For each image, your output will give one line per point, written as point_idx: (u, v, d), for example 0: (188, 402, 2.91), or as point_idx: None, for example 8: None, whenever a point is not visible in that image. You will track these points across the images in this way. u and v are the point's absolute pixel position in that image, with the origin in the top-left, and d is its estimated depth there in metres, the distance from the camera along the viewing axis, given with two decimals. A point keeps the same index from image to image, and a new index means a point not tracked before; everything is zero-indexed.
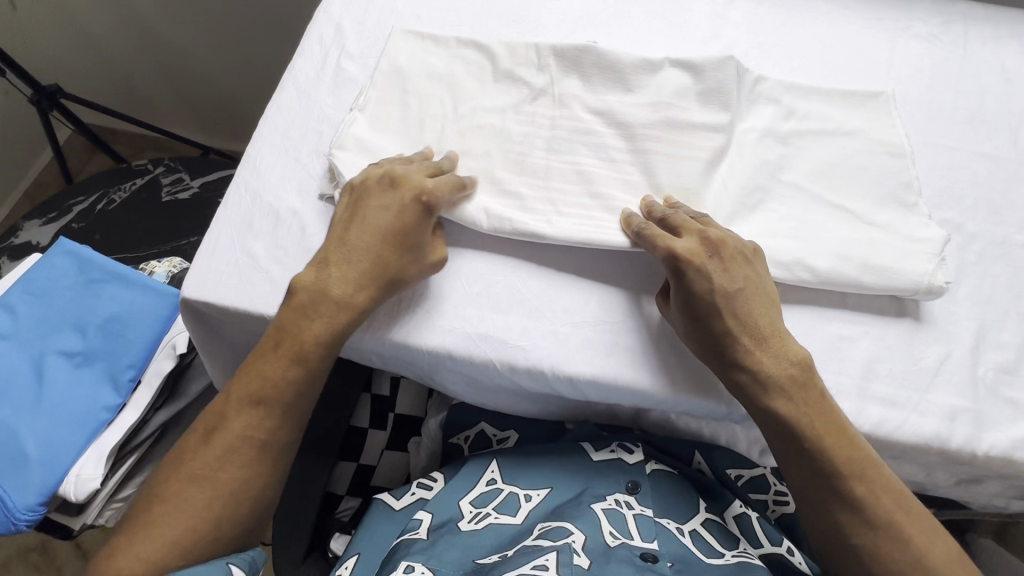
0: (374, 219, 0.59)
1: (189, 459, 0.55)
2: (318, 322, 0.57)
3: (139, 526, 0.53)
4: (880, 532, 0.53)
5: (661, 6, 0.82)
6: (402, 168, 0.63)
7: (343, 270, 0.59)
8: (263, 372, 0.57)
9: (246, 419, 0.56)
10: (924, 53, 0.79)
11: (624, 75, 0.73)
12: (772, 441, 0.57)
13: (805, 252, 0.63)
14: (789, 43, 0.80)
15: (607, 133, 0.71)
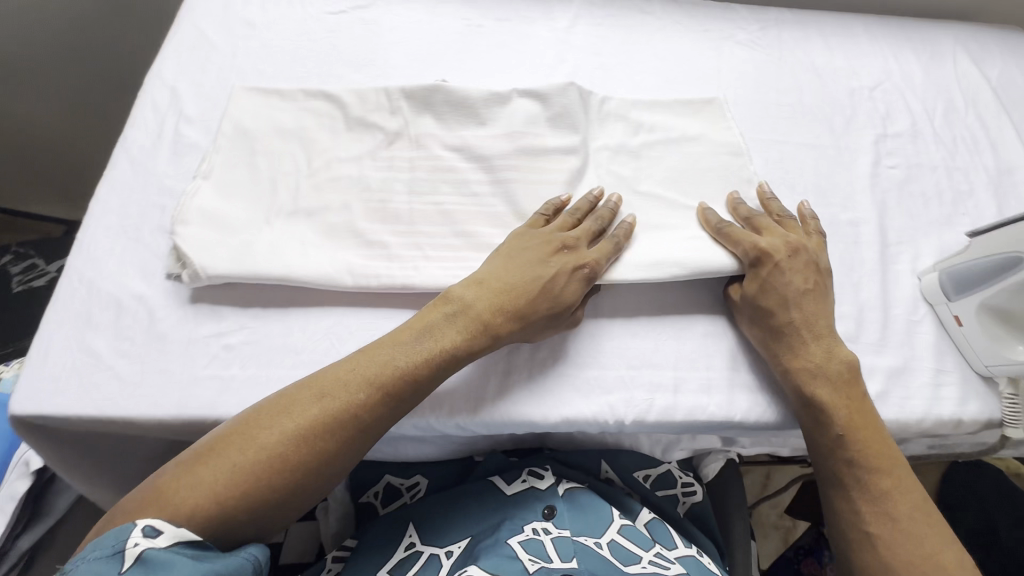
0: (533, 270, 0.60)
1: (289, 414, 0.50)
2: (451, 336, 0.56)
3: (208, 455, 0.47)
4: (894, 524, 0.54)
5: (510, 38, 0.85)
6: (569, 232, 0.63)
7: (463, 322, 0.57)
8: (387, 360, 0.54)
9: (354, 394, 0.52)
10: (746, 59, 0.88)
11: (477, 110, 0.74)
12: (806, 427, 0.60)
13: (676, 251, 0.65)
14: (630, 62, 0.85)
15: (466, 167, 0.71)
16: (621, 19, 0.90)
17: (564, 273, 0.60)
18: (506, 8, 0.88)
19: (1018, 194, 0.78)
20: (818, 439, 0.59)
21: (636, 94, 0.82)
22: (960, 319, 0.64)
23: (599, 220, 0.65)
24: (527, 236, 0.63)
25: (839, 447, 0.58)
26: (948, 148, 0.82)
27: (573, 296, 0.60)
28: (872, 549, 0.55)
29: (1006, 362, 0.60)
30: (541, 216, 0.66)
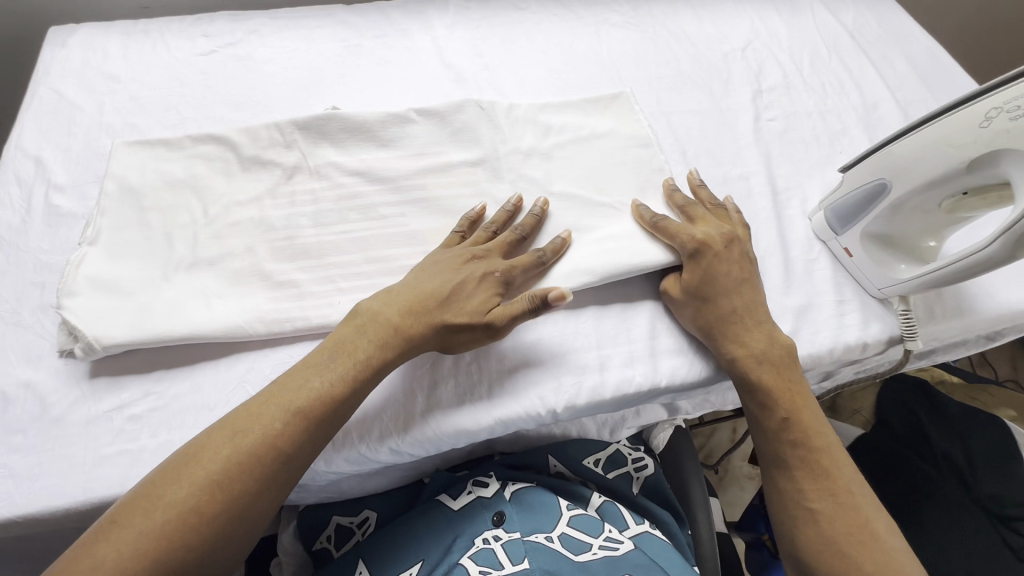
0: (442, 278, 0.60)
1: (200, 463, 0.48)
2: (364, 346, 0.55)
3: (112, 522, 0.45)
4: (835, 500, 0.57)
5: (391, 53, 0.85)
6: (485, 244, 0.64)
7: (380, 338, 0.56)
8: (303, 384, 0.53)
9: (268, 425, 0.50)
10: (624, 39, 0.91)
11: (372, 130, 0.73)
12: (753, 412, 0.63)
13: (586, 257, 0.65)
14: (514, 59, 0.86)
15: (371, 191, 0.70)
16: (498, 18, 0.91)
17: (474, 279, 0.61)
18: (382, 25, 0.88)
19: (886, 127, 0.84)
20: (765, 424, 0.62)
21: (524, 87, 0.83)
22: (847, 251, 0.67)
23: (519, 229, 0.66)
24: (444, 253, 0.63)
25: (785, 430, 0.60)
26: (819, 94, 0.87)
27: (483, 301, 0.59)
28: (818, 525, 0.57)
29: (893, 282, 0.64)
30: (459, 234, 0.66)
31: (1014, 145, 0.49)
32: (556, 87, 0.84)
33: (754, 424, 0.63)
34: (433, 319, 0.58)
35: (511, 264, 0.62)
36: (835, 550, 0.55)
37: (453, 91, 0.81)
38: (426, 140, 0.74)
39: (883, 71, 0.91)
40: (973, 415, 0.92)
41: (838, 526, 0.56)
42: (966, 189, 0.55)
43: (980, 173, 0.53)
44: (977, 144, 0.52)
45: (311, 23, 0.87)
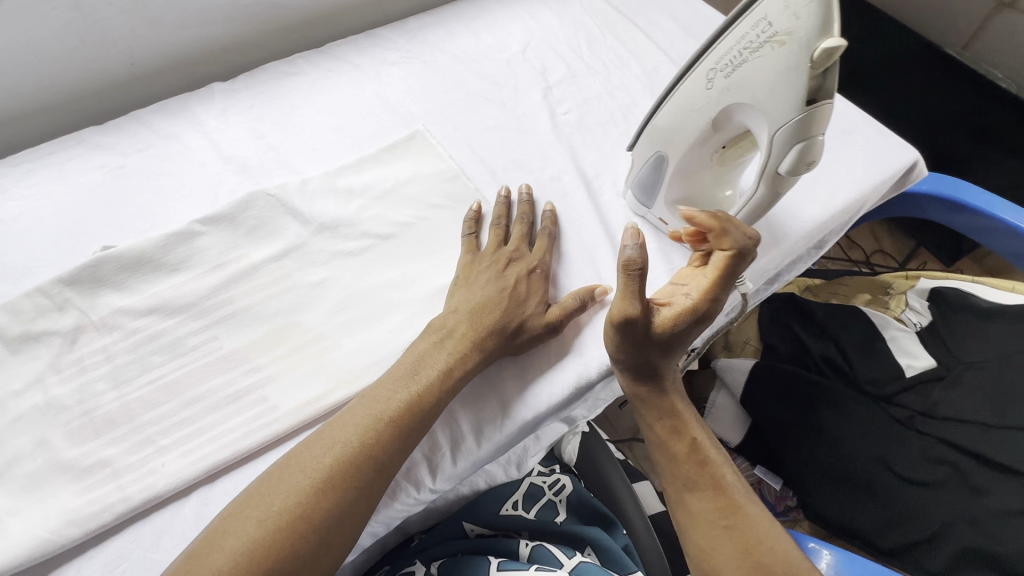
0: (496, 286, 0.64)
1: (302, 470, 0.52)
2: (443, 359, 0.59)
3: (217, 534, 0.49)
4: (738, 512, 0.60)
5: (162, 163, 0.78)
6: (510, 244, 0.69)
7: (459, 345, 0.60)
8: (388, 397, 0.56)
9: (363, 435, 0.54)
10: (406, 75, 0.89)
11: (157, 258, 0.66)
12: (664, 440, 0.65)
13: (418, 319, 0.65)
14: (299, 129, 0.82)
15: (171, 324, 0.63)
16: (271, 91, 0.86)
17: (522, 280, 0.65)
18: (144, 136, 0.80)
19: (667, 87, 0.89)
20: (675, 449, 0.64)
21: (316, 156, 0.79)
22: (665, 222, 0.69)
23: (524, 218, 0.71)
24: (476, 261, 0.67)
25: (694, 450, 0.63)
26: (603, 74, 0.90)
27: (539, 298, 0.65)
28: (728, 538, 0.59)
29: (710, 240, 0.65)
30: (471, 235, 0.69)
31: (736, 101, 0.51)
32: (348, 146, 0.80)
33: (660, 450, 0.65)
34: (507, 322, 0.62)
35: (539, 257, 0.68)
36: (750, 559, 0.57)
37: (240, 184, 0.76)
38: (221, 248, 0.68)
39: (653, 35, 0.96)
40: (837, 311, 0.99)
41: (745, 534, 0.59)
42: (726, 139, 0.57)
43: (728, 126, 0.55)
44: (708, 106, 0.53)
45: (60, 157, 0.78)
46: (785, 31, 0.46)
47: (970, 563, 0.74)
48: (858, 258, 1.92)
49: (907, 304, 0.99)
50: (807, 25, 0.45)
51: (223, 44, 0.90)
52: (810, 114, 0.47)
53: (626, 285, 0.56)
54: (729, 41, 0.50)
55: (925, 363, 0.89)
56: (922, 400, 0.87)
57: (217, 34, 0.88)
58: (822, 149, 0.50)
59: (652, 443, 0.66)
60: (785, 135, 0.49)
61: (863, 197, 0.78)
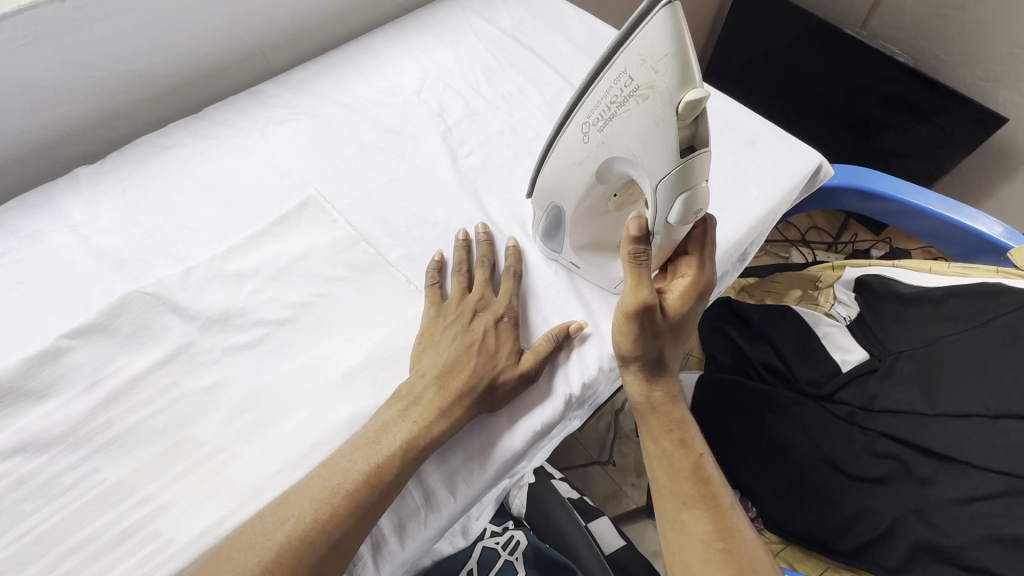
0: (463, 343, 0.61)
1: (248, 547, 0.49)
2: (407, 428, 0.56)
3: None
4: (735, 536, 0.58)
5: (23, 270, 0.69)
6: (474, 292, 0.66)
7: (429, 413, 0.57)
8: (346, 467, 0.53)
9: (318, 509, 0.51)
10: (295, 133, 0.83)
11: (22, 386, 0.59)
12: (668, 452, 0.62)
13: (324, 411, 0.60)
14: (180, 209, 0.75)
15: (43, 462, 0.56)
16: (146, 169, 0.79)
17: (490, 332, 0.63)
18: (1, 239, 0.72)
19: None
20: (679, 463, 0.62)
21: (201, 238, 0.73)
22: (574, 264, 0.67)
23: (485, 260, 0.69)
24: (440, 315, 0.64)
25: (698, 466, 0.62)
26: (504, 109, 0.87)
27: (510, 349, 0.62)
28: (721, 564, 0.56)
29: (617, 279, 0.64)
30: (435, 286, 0.67)
31: (615, 151, 0.51)
32: (236, 222, 0.74)
33: (661, 465, 0.63)
34: (477, 380, 0.59)
35: (506, 302, 0.66)
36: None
37: (116, 282, 0.68)
38: (96, 362, 0.61)
39: (552, 61, 0.93)
40: (770, 314, 1.00)
41: (739, 561, 0.56)
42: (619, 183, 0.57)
43: (616, 172, 0.55)
44: (593, 151, 0.53)
45: None
46: (647, 85, 0.45)
47: (924, 560, 0.74)
48: (795, 237, 1.97)
49: (835, 299, 1.00)
50: (666, 78, 0.43)
51: (87, 122, 0.82)
52: (682, 165, 0.46)
53: (633, 274, 0.56)
54: (598, 92, 0.51)
55: (859, 357, 0.90)
56: (861, 394, 0.87)
57: (77, 114, 0.80)
58: (706, 196, 0.49)
59: (652, 456, 0.64)
60: (662, 186, 0.48)
61: (773, 209, 0.77)
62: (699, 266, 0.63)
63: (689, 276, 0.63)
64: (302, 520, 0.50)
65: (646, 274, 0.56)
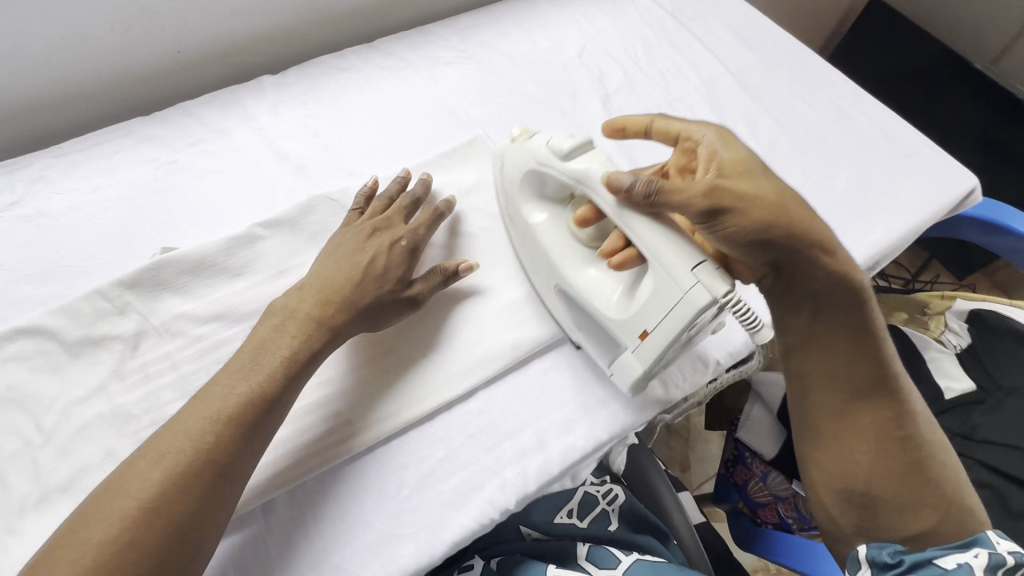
0: (351, 264, 0.61)
1: (129, 484, 0.47)
2: (285, 346, 0.55)
3: (57, 544, 0.44)
4: (911, 421, 0.61)
5: (214, 160, 0.75)
6: (381, 216, 0.65)
7: (303, 329, 0.56)
8: (223, 396, 0.52)
9: (194, 439, 0.49)
10: (461, 76, 0.86)
11: (217, 263, 0.64)
12: (847, 343, 0.60)
13: (492, 338, 0.63)
14: (353, 129, 0.80)
15: (237, 333, 0.62)
16: (323, 86, 0.83)
17: (382, 253, 0.62)
18: (194, 129, 0.77)
19: (728, 100, 0.87)
20: (860, 359, 0.60)
21: (374, 159, 0.77)
22: (642, 333, 0.55)
23: (410, 194, 0.68)
24: (345, 232, 0.64)
25: (878, 358, 0.60)
26: (661, 85, 0.88)
27: (398, 269, 0.62)
28: (894, 451, 0.60)
29: (667, 280, 0.52)
30: (357, 210, 0.67)
31: (534, 197, 0.65)
32: (406, 150, 0.79)
33: (844, 357, 0.60)
34: (352, 298, 0.58)
35: (413, 228, 0.65)
36: (909, 473, 0.60)
37: (298, 185, 0.73)
38: (283, 254, 0.66)
39: (711, 44, 0.94)
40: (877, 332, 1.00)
41: (915, 446, 0.60)
42: (568, 235, 0.63)
43: (546, 228, 0.64)
44: (524, 224, 0.66)
45: (108, 149, 0.75)
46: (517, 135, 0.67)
47: None
48: None
49: (946, 326, 0.99)
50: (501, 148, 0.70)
51: (271, 34, 0.87)
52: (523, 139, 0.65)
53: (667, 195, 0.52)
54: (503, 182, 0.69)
55: (964, 387, 0.90)
56: (962, 421, 0.88)
57: (265, 25, 0.85)
58: (580, 132, 0.60)
59: (819, 341, 0.61)
60: (544, 160, 0.61)
61: (923, 224, 0.78)
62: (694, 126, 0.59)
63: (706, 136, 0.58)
64: (181, 451, 0.49)
65: (671, 182, 0.52)
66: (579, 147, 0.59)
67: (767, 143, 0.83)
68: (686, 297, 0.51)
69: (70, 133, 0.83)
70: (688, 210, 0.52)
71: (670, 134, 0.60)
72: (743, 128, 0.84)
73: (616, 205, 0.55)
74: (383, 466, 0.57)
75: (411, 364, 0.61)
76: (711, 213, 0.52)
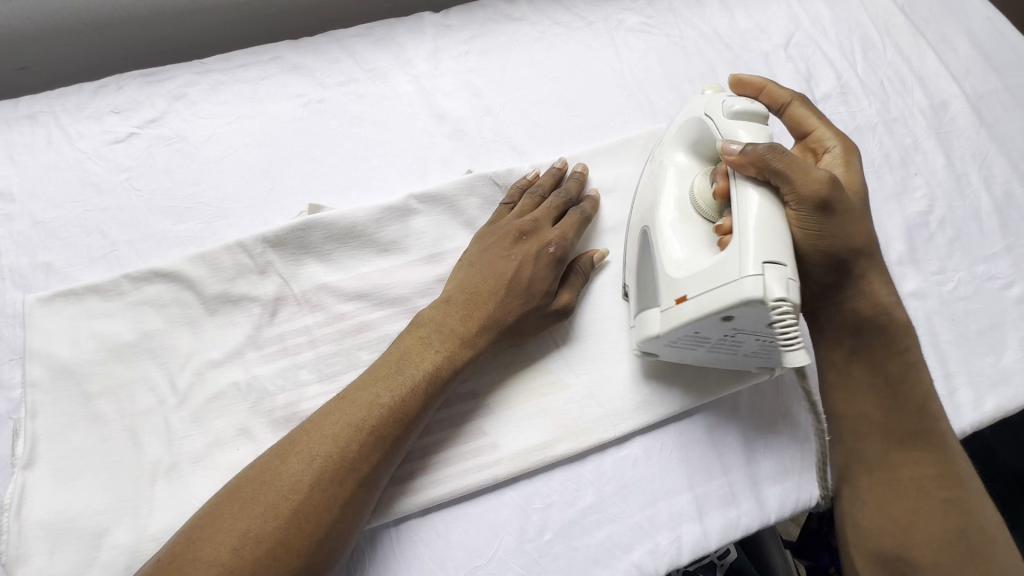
0: (497, 272, 0.53)
1: (280, 476, 0.43)
2: (431, 360, 0.49)
3: (201, 527, 0.41)
4: (962, 489, 0.47)
5: (365, 106, 0.66)
6: (528, 215, 0.57)
7: (447, 342, 0.50)
8: (372, 399, 0.47)
9: (343, 445, 0.44)
10: (646, 49, 0.74)
11: (366, 232, 0.57)
12: (881, 390, 0.50)
13: (658, 382, 0.54)
14: (520, 94, 0.69)
15: (381, 317, 0.56)
16: (490, 36, 0.72)
17: (529, 261, 0.54)
18: (345, 65, 0.68)
19: (959, 132, 0.72)
20: (904, 392, 0.49)
21: (540, 135, 0.67)
22: (678, 298, 0.46)
23: (563, 192, 0.59)
24: (493, 230, 0.57)
25: (921, 399, 0.49)
26: (880, 98, 0.74)
27: (545, 282, 0.54)
28: (940, 515, 0.46)
29: (730, 257, 0.43)
30: (507, 205, 0.59)
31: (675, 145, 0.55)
32: (576, 130, 0.68)
33: (875, 397, 0.50)
34: (495, 317, 0.52)
35: (563, 234, 0.56)
36: (959, 548, 0.45)
37: (454, 153, 0.65)
38: (436, 234, 0.59)
39: (945, 57, 0.77)
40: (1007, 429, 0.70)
41: (963, 522, 0.46)
42: (685, 191, 0.53)
43: (672, 175, 0.54)
44: (659, 164, 0.56)
45: (254, 73, 0.67)
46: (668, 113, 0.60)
47: None
48: None
49: None
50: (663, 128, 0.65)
51: None
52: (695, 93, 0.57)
53: (793, 165, 0.45)
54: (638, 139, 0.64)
55: None
56: None
57: None
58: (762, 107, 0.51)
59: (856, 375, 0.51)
60: (710, 112, 0.52)
61: None
62: (825, 131, 0.55)
63: (833, 149, 0.54)
64: (326, 454, 0.44)
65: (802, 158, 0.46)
66: (749, 113, 0.50)
67: (1001, 197, 0.69)
68: (738, 283, 0.42)
69: (209, 44, 0.75)
70: (798, 191, 0.45)
71: (801, 125, 0.56)
72: (974, 172, 0.70)
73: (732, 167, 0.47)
74: (526, 502, 0.51)
75: (551, 388, 0.54)
76: (820, 208, 0.46)
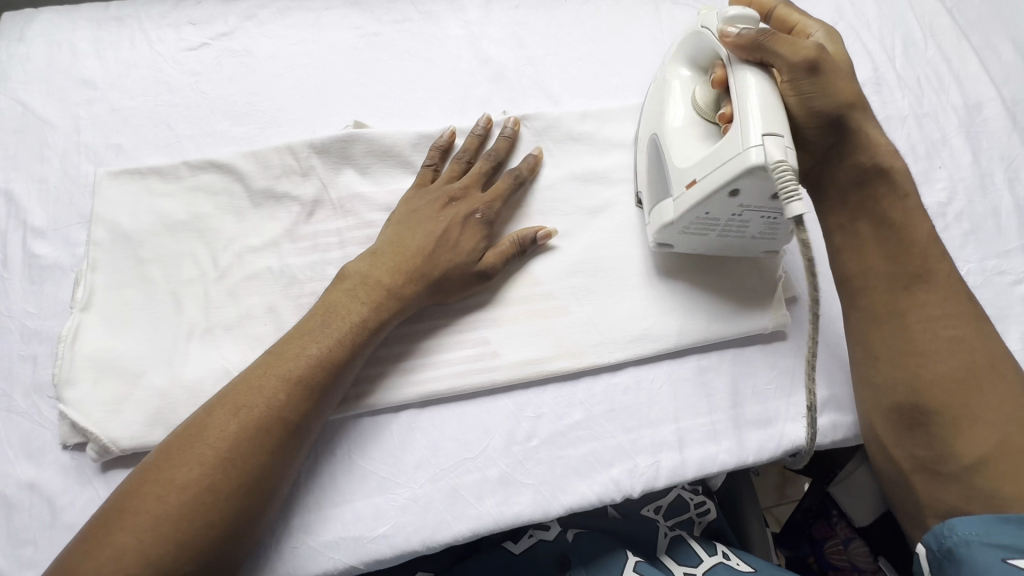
0: (425, 229, 0.55)
1: (280, 363, 0.47)
2: (395, 282, 0.52)
3: (216, 402, 0.46)
4: (964, 325, 0.51)
5: (416, 43, 0.71)
6: (456, 181, 0.58)
7: (417, 268, 0.53)
8: (350, 303, 0.51)
9: (334, 339, 0.49)
10: (688, 22, 0.76)
11: (403, 151, 0.62)
12: (889, 240, 0.53)
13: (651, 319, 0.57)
14: (560, 49, 0.73)
15: None
16: None
17: (456, 224, 0.56)
18: (402, 6, 0.73)
19: (990, 133, 0.73)
20: (905, 236, 0.53)
21: (575, 88, 0.71)
22: (688, 182, 0.51)
23: (493, 155, 0.60)
24: (417, 194, 0.58)
25: (926, 243, 0.53)
26: (913, 93, 0.75)
27: (470, 245, 0.55)
28: (949, 353, 0.50)
29: (734, 136, 0.47)
30: (430, 167, 0.60)
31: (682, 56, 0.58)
32: (610, 87, 0.72)
33: (882, 251, 0.54)
34: (428, 269, 0.53)
35: (491, 200, 0.58)
36: (967, 382, 0.50)
37: (493, 94, 0.69)
38: None
39: (986, 61, 0.78)
40: None
41: (967, 354, 0.50)
42: (689, 98, 0.56)
43: (677, 87, 0.57)
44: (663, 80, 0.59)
45: (319, 3, 0.72)
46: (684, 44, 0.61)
47: None
48: None
49: None
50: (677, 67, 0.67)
51: None
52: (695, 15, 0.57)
53: (782, 41, 0.50)
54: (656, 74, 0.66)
55: None
56: None
57: None
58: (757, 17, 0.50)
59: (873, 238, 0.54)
60: (706, 25, 0.54)
61: None
62: (808, 23, 0.59)
63: (817, 34, 0.58)
64: (318, 343, 0.48)
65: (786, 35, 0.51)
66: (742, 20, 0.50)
67: None
68: (743, 152, 0.46)
69: None
70: (789, 61, 0.50)
71: (788, 23, 0.59)
72: (1000, 172, 0.71)
73: (732, 53, 0.51)
74: (518, 409, 0.55)
75: (551, 311, 0.57)
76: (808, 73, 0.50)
